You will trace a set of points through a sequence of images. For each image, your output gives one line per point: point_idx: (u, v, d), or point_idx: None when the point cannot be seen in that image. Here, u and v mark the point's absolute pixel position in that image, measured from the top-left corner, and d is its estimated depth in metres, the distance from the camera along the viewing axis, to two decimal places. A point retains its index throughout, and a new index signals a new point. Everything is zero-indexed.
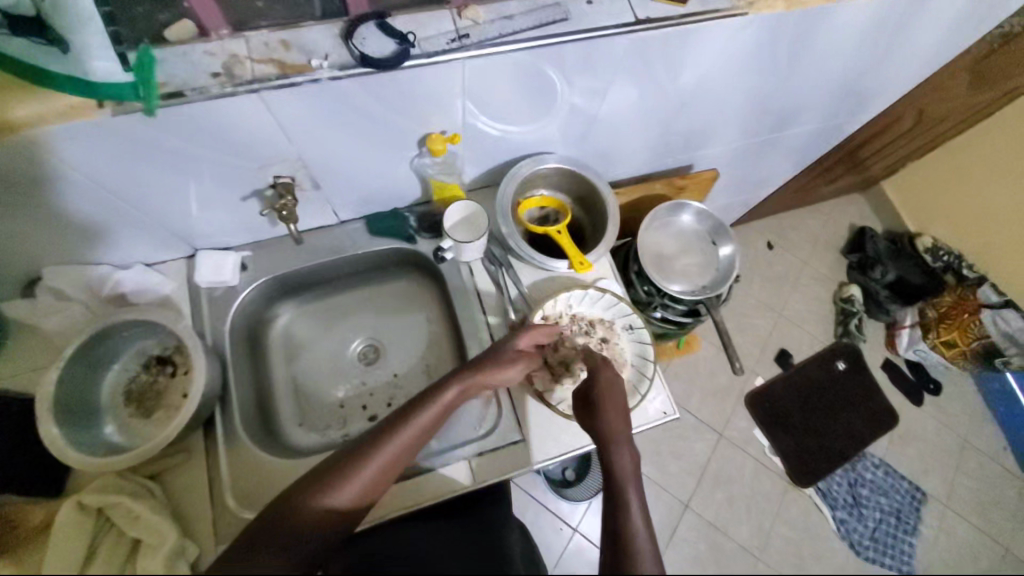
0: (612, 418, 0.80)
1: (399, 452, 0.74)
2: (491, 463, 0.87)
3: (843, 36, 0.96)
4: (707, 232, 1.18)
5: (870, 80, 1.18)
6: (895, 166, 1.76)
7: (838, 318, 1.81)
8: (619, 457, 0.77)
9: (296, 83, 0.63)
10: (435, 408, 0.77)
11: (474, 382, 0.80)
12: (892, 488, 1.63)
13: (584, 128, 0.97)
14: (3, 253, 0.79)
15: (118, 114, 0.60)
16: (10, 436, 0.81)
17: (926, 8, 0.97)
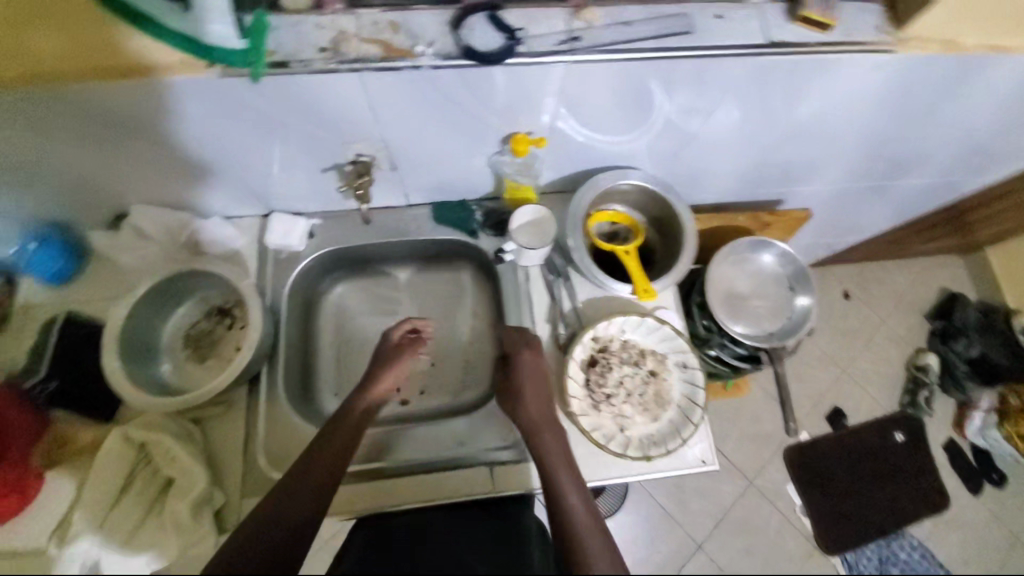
0: (529, 397, 0.82)
1: (353, 422, 0.81)
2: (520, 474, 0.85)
3: (1003, 89, 0.85)
4: (786, 277, 1.09)
5: (1011, 141, 1.04)
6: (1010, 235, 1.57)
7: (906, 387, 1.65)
8: (546, 448, 0.77)
9: (396, 68, 0.62)
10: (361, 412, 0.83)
11: (373, 395, 0.86)
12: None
13: (676, 147, 0.92)
14: (104, 187, 0.85)
15: (225, 77, 0.61)
16: (78, 357, 0.87)
17: None
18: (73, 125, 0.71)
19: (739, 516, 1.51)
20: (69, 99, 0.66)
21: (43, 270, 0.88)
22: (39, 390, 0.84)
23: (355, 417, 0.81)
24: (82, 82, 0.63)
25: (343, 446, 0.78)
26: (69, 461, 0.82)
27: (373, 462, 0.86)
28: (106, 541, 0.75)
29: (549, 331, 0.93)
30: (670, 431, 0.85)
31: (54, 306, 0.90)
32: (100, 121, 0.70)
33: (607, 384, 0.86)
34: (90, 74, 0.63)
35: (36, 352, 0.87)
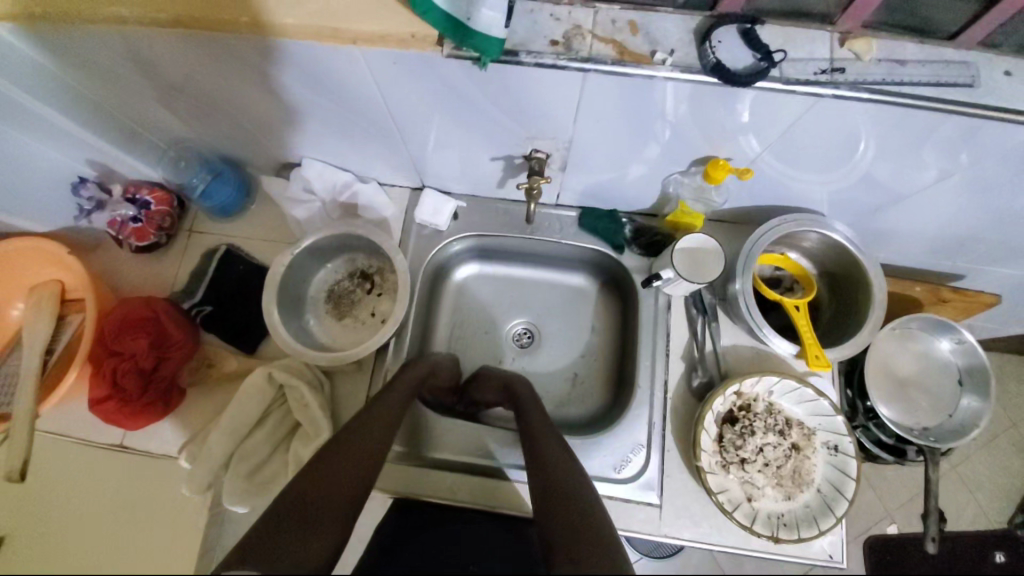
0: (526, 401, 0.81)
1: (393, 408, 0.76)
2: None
3: None
4: (958, 370, 0.94)
5: None
6: None
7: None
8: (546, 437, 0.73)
9: (628, 74, 0.58)
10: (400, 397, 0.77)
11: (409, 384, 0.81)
12: None
13: (875, 203, 0.81)
14: (283, 135, 0.87)
15: (451, 57, 0.58)
16: (230, 289, 0.91)
17: None
18: (281, 75, 0.70)
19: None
20: (278, 50, 0.64)
21: (214, 201, 0.92)
22: (195, 311, 0.90)
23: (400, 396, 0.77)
24: (303, 39, 0.61)
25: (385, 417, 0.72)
26: (211, 383, 0.87)
27: (409, 448, 0.87)
28: (234, 469, 0.80)
29: (684, 373, 0.87)
30: (806, 517, 0.78)
31: (214, 236, 0.95)
32: (296, 72, 0.69)
33: (744, 448, 0.79)
34: (317, 34, 0.60)
35: (194, 276, 0.92)
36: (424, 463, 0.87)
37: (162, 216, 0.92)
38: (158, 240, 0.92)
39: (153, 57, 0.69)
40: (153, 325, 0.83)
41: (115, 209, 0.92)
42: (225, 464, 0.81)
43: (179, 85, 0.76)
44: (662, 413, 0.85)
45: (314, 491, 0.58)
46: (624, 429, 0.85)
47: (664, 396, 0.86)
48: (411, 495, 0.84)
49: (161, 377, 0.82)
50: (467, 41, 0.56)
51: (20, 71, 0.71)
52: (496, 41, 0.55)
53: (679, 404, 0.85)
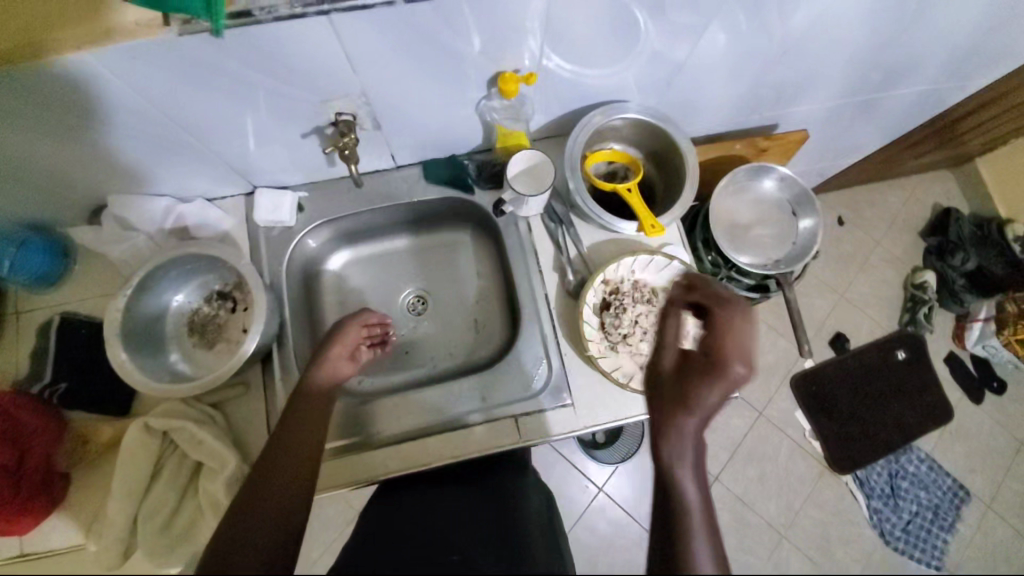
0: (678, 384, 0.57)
1: (319, 399, 0.76)
2: (488, 433, 0.86)
3: None
4: (788, 201, 1.07)
5: (996, 43, 1.00)
6: (999, 143, 1.47)
7: (905, 305, 1.59)
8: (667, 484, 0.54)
9: (370, 6, 0.58)
10: (322, 373, 0.79)
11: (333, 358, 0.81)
12: (934, 482, 1.49)
13: (666, 77, 0.88)
14: (77, 176, 0.80)
15: (185, 34, 0.56)
16: (82, 356, 0.84)
17: None
18: (36, 112, 0.65)
19: (752, 448, 1.51)
20: (4, 82, 0.59)
21: (27, 272, 0.83)
22: (49, 392, 0.83)
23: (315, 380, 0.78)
24: (24, 59, 0.56)
25: (300, 424, 0.72)
26: (93, 458, 0.81)
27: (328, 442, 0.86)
28: (142, 531, 0.76)
29: (558, 280, 0.92)
30: None
31: (45, 308, 0.87)
32: (42, 104, 0.63)
33: (622, 325, 0.86)
34: (33, 49, 0.56)
35: (36, 358, 0.85)
36: (343, 453, 0.86)
37: None
38: None
39: None
40: (6, 422, 0.77)
41: None
42: (132, 527, 0.76)
43: None
44: (552, 323, 0.90)
45: (247, 527, 0.60)
46: (522, 351, 0.89)
47: (549, 307, 0.91)
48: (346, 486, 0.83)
49: (30, 472, 0.75)
50: (181, 7, 0.53)
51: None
52: None
53: (564, 310, 0.91)
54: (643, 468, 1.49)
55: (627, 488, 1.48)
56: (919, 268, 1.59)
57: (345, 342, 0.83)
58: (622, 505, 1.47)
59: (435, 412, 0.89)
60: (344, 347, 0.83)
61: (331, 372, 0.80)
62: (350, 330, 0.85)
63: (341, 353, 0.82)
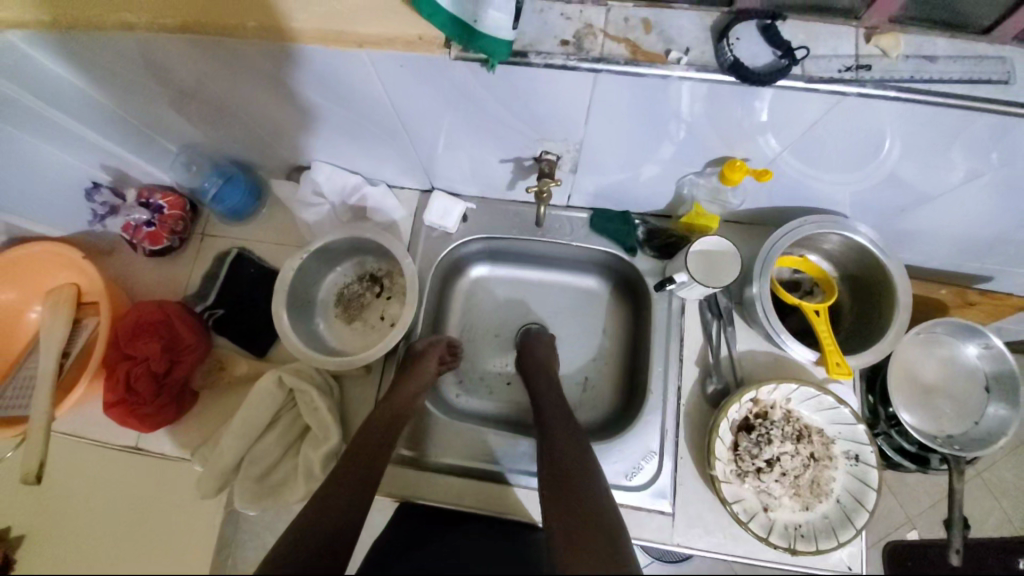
0: (540, 382, 0.87)
1: (386, 416, 0.79)
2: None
3: None
4: (986, 375, 0.91)
5: None
6: None
7: None
8: (556, 424, 0.79)
9: (642, 75, 0.55)
10: (390, 407, 0.80)
11: (399, 395, 0.82)
12: None
13: (899, 203, 0.77)
14: (291, 138, 0.86)
15: (458, 59, 0.57)
16: (243, 292, 0.91)
17: None
18: (290, 82, 0.69)
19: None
20: (283, 57, 0.63)
21: (226, 205, 0.92)
22: (208, 314, 0.90)
23: (399, 399, 0.81)
24: (310, 42, 0.60)
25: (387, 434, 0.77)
26: (223, 386, 0.87)
27: (420, 453, 0.86)
28: (244, 473, 0.80)
29: (697, 379, 0.85)
30: (824, 528, 0.76)
31: (227, 239, 0.95)
32: (301, 79, 0.68)
33: (761, 457, 0.77)
34: (323, 37, 0.59)
35: (207, 279, 0.93)
36: (418, 467, 0.85)
37: (175, 221, 0.92)
38: (171, 244, 0.92)
39: (169, 67, 0.69)
40: (168, 331, 0.84)
41: (129, 213, 0.91)
42: (235, 466, 0.81)
43: (179, 89, 0.74)
44: (676, 419, 0.83)
45: (309, 523, 0.62)
46: (636, 437, 0.83)
47: (677, 401, 0.84)
48: (411, 498, 0.84)
49: (171, 381, 0.82)
50: (473, 45, 0.55)
51: (16, 69, 0.69)
52: (503, 42, 0.54)
53: (693, 411, 0.83)
54: None
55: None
56: None
57: (427, 366, 0.86)
58: None
59: (534, 464, 0.86)
60: (420, 375, 0.84)
61: (402, 405, 0.81)
62: (427, 361, 0.86)
63: (412, 386, 0.83)
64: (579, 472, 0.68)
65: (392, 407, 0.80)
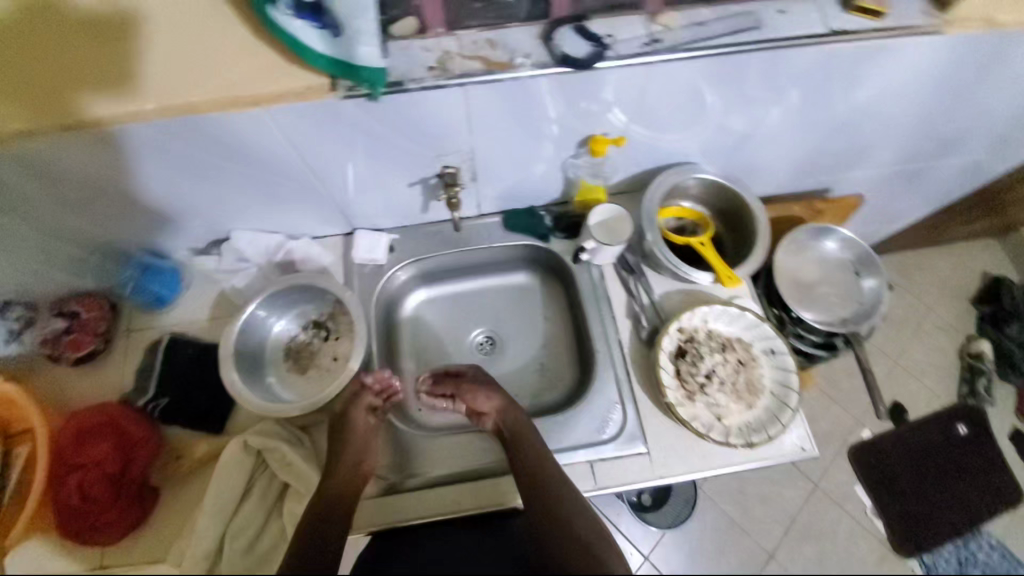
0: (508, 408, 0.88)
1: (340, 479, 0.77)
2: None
3: None
4: (851, 262, 1.11)
5: None
6: None
7: (963, 375, 1.63)
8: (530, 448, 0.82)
9: (499, 80, 0.68)
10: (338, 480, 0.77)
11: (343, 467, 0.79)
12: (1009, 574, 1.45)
13: (732, 144, 0.96)
14: (204, 215, 0.89)
15: (347, 97, 0.66)
16: (183, 375, 0.90)
17: None
18: (202, 158, 0.76)
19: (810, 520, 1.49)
20: (188, 128, 0.69)
21: (147, 293, 0.92)
22: (151, 406, 0.87)
23: (345, 464, 0.79)
24: (215, 111, 0.67)
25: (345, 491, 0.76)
26: (185, 475, 0.84)
27: (406, 476, 0.88)
28: (227, 553, 0.75)
29: (632, 328, 0.95)
30: (768, 418, 0.87)
31: (158, 328, 0.94)
32: (211, 150, 0.74)
33: (699, 373, 0.89)
34: (223, 104, 0.67)
35: (143, 373, 0.90)
36: (402, 489, 0.86)
37: (97, 320, 0.91)
38: (96, 347, 0.90)
39: (72, 167, 0.73)
40: (116, 432, 0.81)
41: (44, 325, 0.90)
42: (214, 554, 0.75)
43: (91, 185, 0.77)
44: (625, 368, 0.92)
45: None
46: (597, 395, 0.91)
47: (622, 353, 0.93)
48: (395, 524, 0.83)
49: (128, 481, 0.79)
50: (354, 74, 0.64)
51: None
52: (378, 69, 0.64)
53: (636, 356, 0.93)
54: (694, 539, 1.45)
55: (676, 559, 1.43)
56: (975, 338, 1.65)
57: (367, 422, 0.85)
58: None
59: None
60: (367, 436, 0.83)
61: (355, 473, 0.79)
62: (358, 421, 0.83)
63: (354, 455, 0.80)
64: (546, 511, 0.76)
65: (342, 471, 0.78)
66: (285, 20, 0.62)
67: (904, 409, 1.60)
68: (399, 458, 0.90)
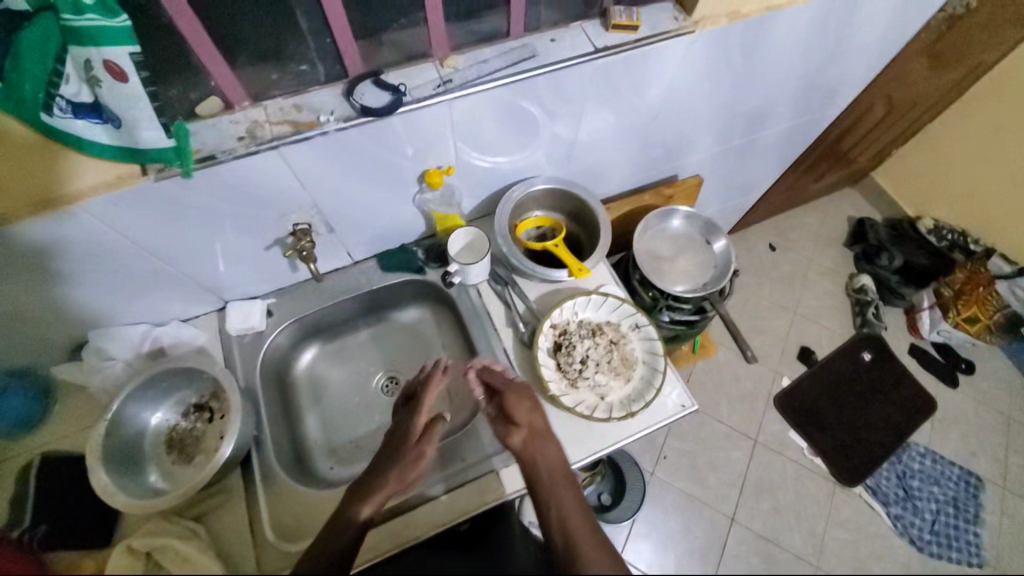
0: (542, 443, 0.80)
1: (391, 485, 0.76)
2: (449, 503, 0.86)
3: (792, 41, 1.07)
4: (698, 233, 1.26)
5: (826, 73, 1.23)
6: (878, 155, 1.81)
7: (855, 309, 1.81)
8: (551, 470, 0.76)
9: (308, 137, 0.74)
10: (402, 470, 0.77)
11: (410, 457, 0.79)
12: (944, 475, 1.58)
13: (566, 152, 1.07)
14: (58, 325, 0.87)
15: (160, 179, 0.70)
16: (62, 492, 0.84)
17: (860, 12, 1.07)
18: (61, 258, 0.75)
19: (758, 473, 1.58)
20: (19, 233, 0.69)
21: (8, 418, 0.86)
22: (27, 535, 0.79)
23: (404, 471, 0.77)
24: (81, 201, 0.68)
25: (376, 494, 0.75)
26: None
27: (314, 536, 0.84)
28: None
29: (512, 334, 1.01)
30: (645, 386, 0.95)
31: (29, 452, 0.88)
32: (59, 255, 0.75)
33: (575, 361, 0.95)
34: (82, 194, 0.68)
35: (15, 503, 0.83)
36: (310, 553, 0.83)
37: None
38: None
39: None
40: None
41: None
42: None
43: None
44: (514, 373, 0.97)
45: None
46: None
47: (510, 361, 0.98)
48: (387, 551, 0.81)
49: None
50: (150, 159, 0.68)
51: None
52: (171, 149, 0.68)
53: (522, 360, 0.98)
54: (659, 527, 1.52)
55: (649, 551, 1.49)
56: (856, 277, 1.83)
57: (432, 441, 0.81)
58: (646, 567, 1.47)
59: (441, 467, 0.90)
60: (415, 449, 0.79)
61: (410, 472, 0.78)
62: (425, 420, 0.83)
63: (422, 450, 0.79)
64: (567, 547, 0.67)
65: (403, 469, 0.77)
66: (65, 122, 0.61)
67: (812, 350, 1.76)
68: (297, 523, 0.86)
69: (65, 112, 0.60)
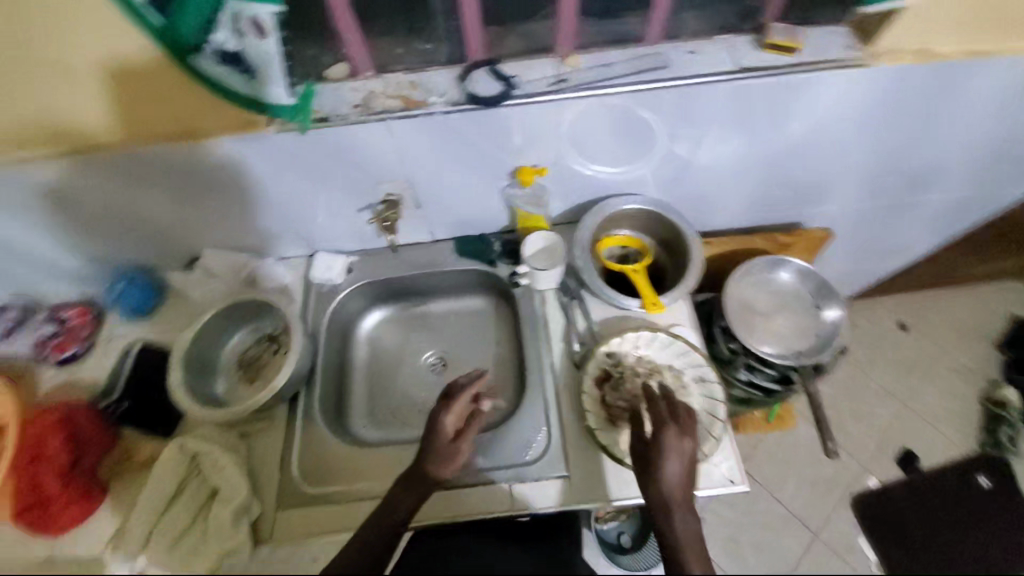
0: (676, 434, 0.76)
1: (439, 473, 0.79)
2: (454, 501, 0.84)
3: (993, 95, 0.88)
4: (808, 294, 1.10)
5: None
6: None
7: (987, 424, 1.49)
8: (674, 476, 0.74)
9: (413, 115, 0.76)
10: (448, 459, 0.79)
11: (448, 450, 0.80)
12: None
13: (676, 174, 0.98)
14: (178, 236, 1.00)
15: (280, 131, 0.77)
16: (148, 378, 0.97)
17: None
18: (190, 183, 0.88)
19: (810, 572, 1.38)
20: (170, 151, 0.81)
21: (126, 305, 1.02)
22: (114, 407, 0.94)
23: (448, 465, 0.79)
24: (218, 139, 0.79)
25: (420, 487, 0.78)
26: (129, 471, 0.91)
27: (332, 486, 0.90)
28: (155, 544, 0.82)
29: (564, 349, 0.97)
30: None
31: (130, 335, 1.03)
32: (186, 178, 0.87)
33: (621, 398, 0.88)
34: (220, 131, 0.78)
35: (113, 375, 0.98)
36: (325, 499, 0.88)
37: (82, 327, 1.02)
38: (78, 349, 1.00)
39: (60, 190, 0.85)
40: (71, 431, 0.88)
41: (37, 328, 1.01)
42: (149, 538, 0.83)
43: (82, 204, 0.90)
44: (555, 391, 0.93)
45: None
46: (523, 418, 0.92)
47: (554, 377, 0.95)
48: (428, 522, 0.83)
49: (81, 473, 0.87)
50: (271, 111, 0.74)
51: None
52: (291, 106, 0.74)
53: (568, 380, 0.94)
54: None
55: None
56: (999, 385, 1.51)
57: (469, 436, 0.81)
58: None
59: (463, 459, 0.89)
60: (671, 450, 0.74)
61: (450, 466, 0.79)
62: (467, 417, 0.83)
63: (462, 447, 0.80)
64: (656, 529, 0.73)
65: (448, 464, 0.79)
66: (210, 66, 0.69)
67: (917, 456, 1.48)
68: (320, 467, 0.92)
69: (212, 58, 0.68)
